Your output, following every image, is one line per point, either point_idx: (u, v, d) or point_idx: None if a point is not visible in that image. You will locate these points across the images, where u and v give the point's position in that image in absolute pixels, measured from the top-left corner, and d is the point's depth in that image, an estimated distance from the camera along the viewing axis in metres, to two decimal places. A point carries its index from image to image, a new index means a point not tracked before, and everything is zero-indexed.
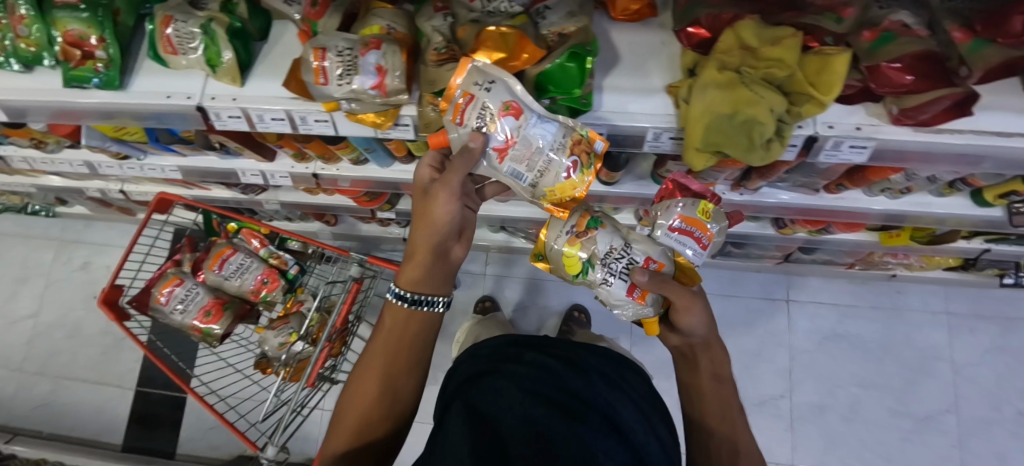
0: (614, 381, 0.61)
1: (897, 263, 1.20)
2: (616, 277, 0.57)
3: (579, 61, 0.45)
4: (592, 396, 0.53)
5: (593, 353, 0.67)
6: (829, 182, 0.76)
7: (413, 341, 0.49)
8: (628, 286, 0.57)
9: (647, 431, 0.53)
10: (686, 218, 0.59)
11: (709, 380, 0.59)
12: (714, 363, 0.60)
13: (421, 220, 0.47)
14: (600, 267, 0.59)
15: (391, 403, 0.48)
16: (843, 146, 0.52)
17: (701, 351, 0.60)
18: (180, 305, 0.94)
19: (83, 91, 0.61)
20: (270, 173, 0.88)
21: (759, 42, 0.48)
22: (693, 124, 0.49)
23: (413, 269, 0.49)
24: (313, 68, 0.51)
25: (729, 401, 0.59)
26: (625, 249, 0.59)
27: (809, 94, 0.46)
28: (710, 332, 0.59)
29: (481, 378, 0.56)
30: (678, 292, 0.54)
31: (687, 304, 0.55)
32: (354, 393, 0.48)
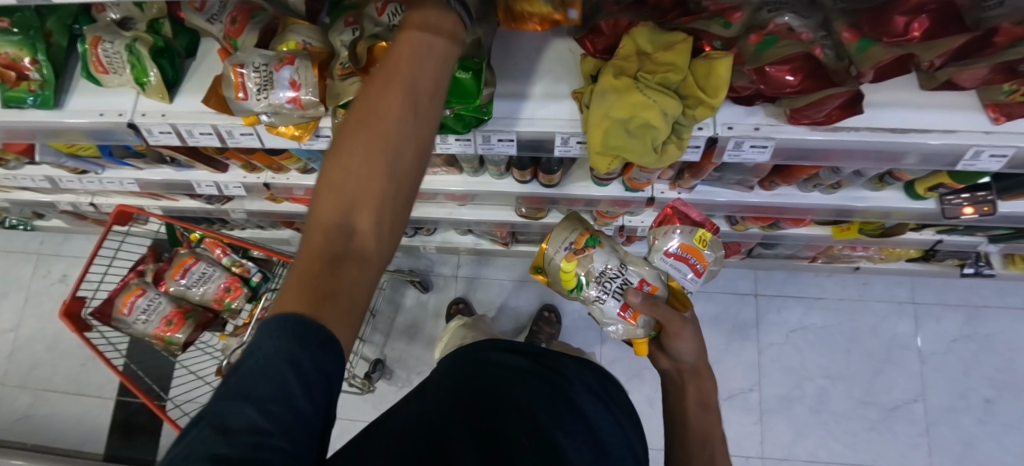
0: (600, 396, 0.62)
1: (859, 255, 1.21)
2: (609, 296, 0.64)
3: (471, 71, 0.46)
4: (574, 401, 0.57)
5: (586, 364, 0.69)
6: (762, 179, 0.78)
7: (427, 82, 0.33)
8: (621, 304, 0.65)
9: (617, 438, 0.57)
10: (685, 246, 0.64)
11: (695, 405, 0.66)
12: (700, 389, 0.67)
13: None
14: (595, 285, 0.65)
15: (399, 176, 0.32)
16: (744, 146, 0.54)
17: (690, 377, 0.67)
18: (144, 315, 0.97)
19: (21, 111, 0.63)
20: (224, 184, 0.91)
21: (652, 47, 0.50)
22: (594, 129, 0.50)
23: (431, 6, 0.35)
24: (233, 84, 0.53)
25: (712, 423, 0.65)
26: (621, 268, 0.66)
27: (699, 98, 0.48)
28: (698, 359, 0.66)
29: (473, 387, 0.55)
30: (666, 315, 0.62)
31: (677, 328, 0.62)
32: (347, 151, 0.31)
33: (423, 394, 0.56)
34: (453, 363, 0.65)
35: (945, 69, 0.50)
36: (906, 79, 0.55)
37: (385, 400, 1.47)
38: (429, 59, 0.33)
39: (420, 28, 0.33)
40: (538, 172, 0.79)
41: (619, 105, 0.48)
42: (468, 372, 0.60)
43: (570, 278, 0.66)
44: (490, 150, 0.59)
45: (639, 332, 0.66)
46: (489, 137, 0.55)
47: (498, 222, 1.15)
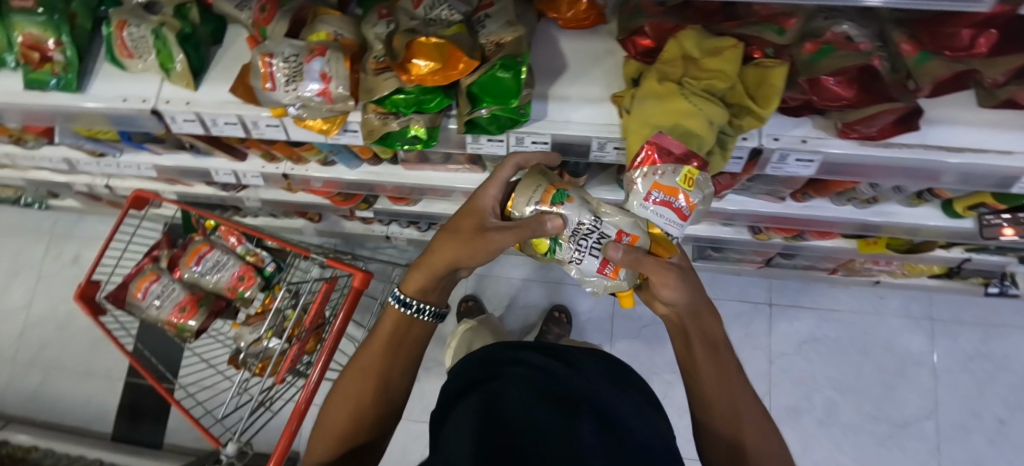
0: (615, 380, 0.58)
1: (880, 270, 1.18)
2: (585, 255, 0.46)
3: (512, 71, 0.45)
4: (585, 388, 0.50)
5: (596, 360, 0.62)
6: (794, 191, 0.75)
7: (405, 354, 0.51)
8: (600, 262, 0.46)
9: (639, 421, 0.49)
10: (669, 191, 0.45)
11: (704, 346, 0.45)
12: (704, 324, 0.47)
13: (448, 249, 0.48)
14: (566, 245, 0.47)
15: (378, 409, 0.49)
16: (788, 159, 0.52)
17: (691, 321, 0.46)
18: (158, 300, 0.96)
19: (42, 93, 0.61)
20: (242, 173, 0.89)
21: (700, 53, 0.47)
22: (634, 134, 0.48)
23: (420, 277, 0.51)
24: (262, 73, 0.52)
25: (735, 382, 0.44)
26: (592, 224, 0.46)
27: (749, 107, 0.46)
28: (699, 294, 0.45)
29: (478, 382, 0.50)
30: (652, 269, 0.42)
31: (659, 278, 0.43)
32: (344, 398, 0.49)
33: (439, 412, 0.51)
34: (464, 367, 0.62)
35: (1007, 87, 0.47)
36: (962, 95, 0.52)
37: None
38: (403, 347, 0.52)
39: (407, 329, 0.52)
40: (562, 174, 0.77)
41: (660, 111, 0.46)
42: (470, 379, 0.54)
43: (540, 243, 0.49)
44: (521, 153, 0.57)
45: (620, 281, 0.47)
46: (524, 139, 0.54)
47: None
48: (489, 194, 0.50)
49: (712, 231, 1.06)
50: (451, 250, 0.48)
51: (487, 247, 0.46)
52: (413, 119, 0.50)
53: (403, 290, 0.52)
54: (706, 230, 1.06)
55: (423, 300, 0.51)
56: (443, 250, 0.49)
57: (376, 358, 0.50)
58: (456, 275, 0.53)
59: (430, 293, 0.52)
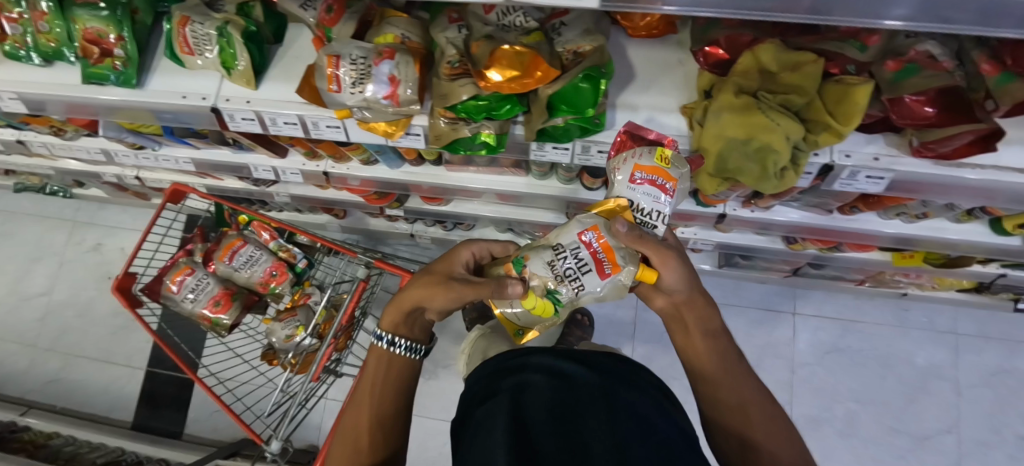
0: (627, 371, 0.55)
1: (909, 282, 1.17)
2: (577, 279, 0.43)
3: (592, 82, 0.44)
4: (603, 386, 0.47)
5: (602, 356, 0.58)
6: (843, 204, 0.74)
7: (397, 372, 0.56)
8: (601, 270, 0.42)
9: (663, 414, 0.46)
10: (646, 168, 0.45)
11: (701, 335, 0.51)
12: (701, 319, 0.51)
13: (416, 290, 0.53)
14: (561, 286, 0.44)
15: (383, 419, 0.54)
16: (859, 176, 0.51)
17: (687, 309, 0.51)
18: (192, 294, 0.97)
19: (101, 88, 0.61)
20: (281, 170, 0.89)
21: (777, 67, 0.47)
22: (707, 148, 0.48)
23: (392, 312, 0.56)
24: (327, 74, 0.52)
25: (739, 376, 0.51)
26: (562, 252, 0.44)
27: (827, 123, 0.46)
28: (695, 286, 0.49)
29: (491, 399, 0.48)
30: (651, 248, 0.43)
31: (660, 261, 0.44)
32: (349, 421, 0.54)
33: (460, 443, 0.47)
34: (474, 380, 0.60)
35: None
36: None
37: None
38: (391, 372, 0.56)
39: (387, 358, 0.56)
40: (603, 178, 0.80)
41: (733, 125, 0.46)
42: (484, 396, 0.51)
43: (539, 305, 0.45)
44: (585, 161, 0.56)
45: (631, 267, 0.43)
46: (590, 148, 0.53)
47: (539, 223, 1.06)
48: (464, 252, 0.56)
49: (744, 239, 1.05)
50: (418, 291, 0.52)
51: (446, 293, 0.49)
52: (484, 126, 0.50)
53: (381, 326, 0.57)
54: (738, 238, 1.05)
55: (395, 334, 0.56)
56: (414, 290, 0.53)
57: (372, 379, 0.56)
58: (427, 316, 0.57)
59: (401, 327, 0.56)
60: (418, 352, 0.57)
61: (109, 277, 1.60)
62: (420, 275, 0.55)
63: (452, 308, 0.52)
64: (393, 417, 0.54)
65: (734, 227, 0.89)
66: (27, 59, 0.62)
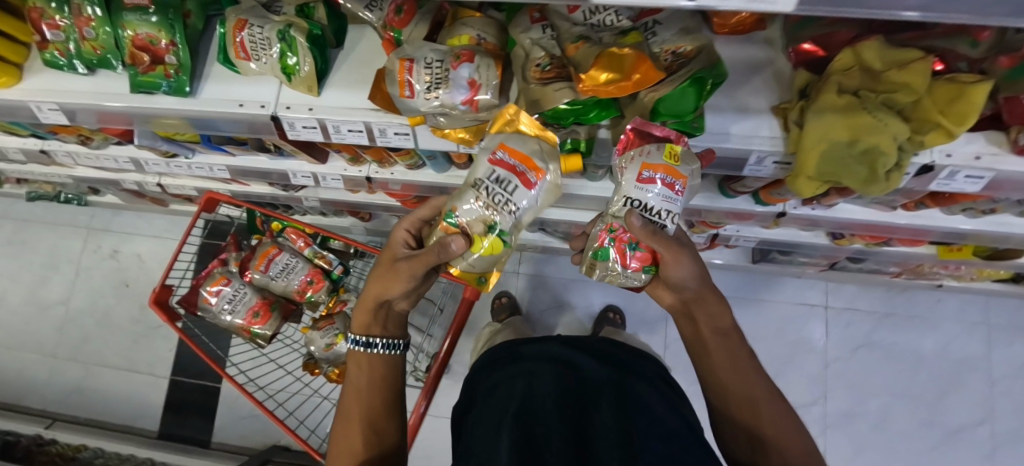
0: (635, 367, 0.55)
1: (948, 274, 1.16)
2: (510, 199, 0.43)
3: (699, 85, 0.42)
4: (610, 375, 0.50)
5: (616, 348, 0.60)
6: (909, 201, 0.72)
7: (384, 370, 0.56)
8: (524, 179, 0.44)
9: (662, 396, 0.49)
10: (655, 166, 0.43)
11: (712, 333, 0.52)
12: (711, 316, 0.52)
13: (371, 285, 0.54)
14: (501, 215, 0.44)
15: (373, 416, 0.53)
16: (958, 176, 0.50)
17: (696, 305, 0.53)
18: (230, 305, 0.95)
19: (150, 97, 0.59)
20: (322, 176, 0.86)
21: (882, 65, 0.45)
22: (805, 151, 0.46)
23: (361, 316, 0.57)
24: (399, 80, 0.48)
25: (747, 370, 0.50)
26: (483, 185, 0.44)
27: (937, 122, 0.44)
28: (703, 283, 0.51)
29: (495, 393, 0.49)
30: (666, 244, 0.42)
31: (672, 257, 0.44)
32: (342, 431, 0.53)
33: (463, 427, 0.51)
34: (480, 371, 0.61)
35: None
36: None
37: (439, 393, 1.47)
38: (374, 370, 0.56)
39: (367, 359, 0.56)
40: None
41: (840, 127, 0.43)
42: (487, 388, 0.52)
43: (488, 244, 0.45)
44: None
45: (549, 165, 0.45)
46: None
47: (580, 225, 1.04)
48: (402, 231, 0.55)
49: (788, 235, 1.03)
50: (373, 288, 0.54)
51: (396, 275, 0.50)
52: (574, 131, 0.49)
53: (354, 331, 0.58)
54: (783, 234, 1.03)
55: (369, 334, 0.56)
56: (369, 289, 0.55)
57: (359, 384, 0.55)
58: (396, 308, 0.58)
59: (373, 328, 0.57)
60: (397, 347, 0.57)
61: (127, 285, 1.57)
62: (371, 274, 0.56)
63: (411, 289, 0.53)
64: (385, 413, 0.54)
65: (787, 225, 0.87)
66: (71, 68, 0.59)
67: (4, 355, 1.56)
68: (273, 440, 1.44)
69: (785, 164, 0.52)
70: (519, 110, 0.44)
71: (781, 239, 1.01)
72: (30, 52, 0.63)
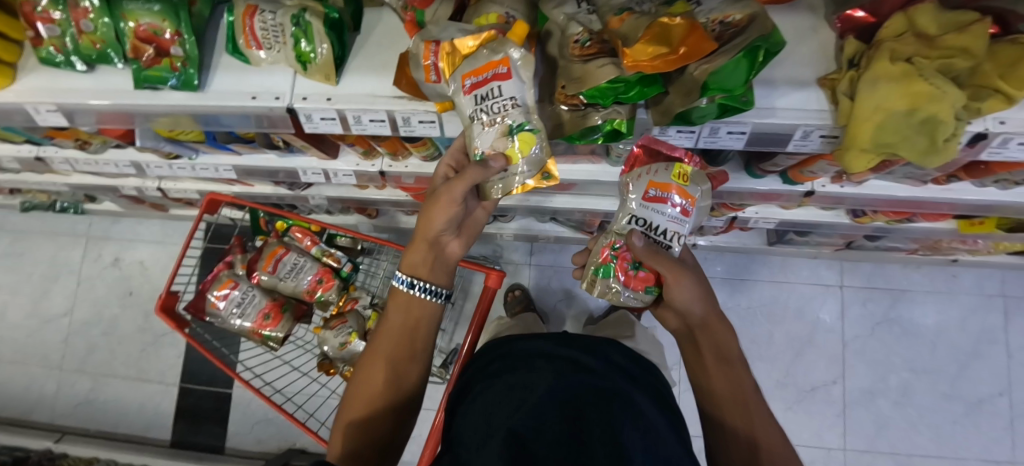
0: (640, 382, 0.50)
1: (965, 249, 1.14)
2: (508, 100, 0.44)
3: (751, 56, 0.39)
4: (614, 380, 0.45)
5: (619, 349, 0.55)
6: (942, 175, 0.70)
7: (422, 320, 0.57)
8: (498, 77, 0.43)
9: (664, 414, 0.45)
10: (658, 185, 0.56)
11: (714, 360, 0.52)
12: (715, 343, 0.53)
13: (419, 222, 0.55)
14: (512, 115, 0.45)
15: (402, 363, 0.55)
16: (1011, 143, 0.48)
17: (700, 333, 0.54)
18: (238, 309, 0.93)
19: (156, 92, 0.55)
20: (333, 172, 0.83)
21: (938, 29, 0.42)
22: (859, 123, 0.43)
23: (411, 255, 0.58)
24: (424, 65, 0.45)
25: (750, 399, 0.49)
26: (478, 112, 0.46)
27: (995, 87, 0.42)
28: (707, 308, 0.54)
29: (488, 394, 0.44)
30: (667, 265, 0.53)
31: (674, 278, 0.53)
32: (368, 368, 0.55)
33: (454, 420, 0.46)
34: (474, 371, 0.57)
35: None
36: None
37: None
38: (407, 314, 0.57)
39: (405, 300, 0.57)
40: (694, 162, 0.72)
41: (898, 95, 0.40)
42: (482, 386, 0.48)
43: (518, 143, 0.46)
44: (710, 144, 0.53)
45: (505, 49, 0.43)
46: (719, 130, 0.50)
47: (598, 213, 1.02)
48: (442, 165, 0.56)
49: (809, 215, 1.02)
50: (419, 225, 0.56)
51: (440, 202, 0.52)
52: (616, 112, 0.45)
53: (401, 270, 0.58)
54: (805, 215, 1.01)
55: (416, 276, 0.57)
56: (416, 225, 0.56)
57: (401, 324, 0.57)
58: (445, 249, 0.58)
59: (420, 269, 0.57)
60: (440, 295, 0.57)
61: (131, 293, 1.53)
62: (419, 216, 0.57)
63: (456, 218, 0.54)
64: (410, 361, 0.55)
65: (813, 204, 0.86)
66: (69, 65, 0.55)
67: (8, 370, 1.52)
68: (290, 443, 1.42)
69: (833, 137, 0.50)
70: (448, 46, 0.43)
71: (802, 219, 0.99)
72: (23, 50, 0.59)
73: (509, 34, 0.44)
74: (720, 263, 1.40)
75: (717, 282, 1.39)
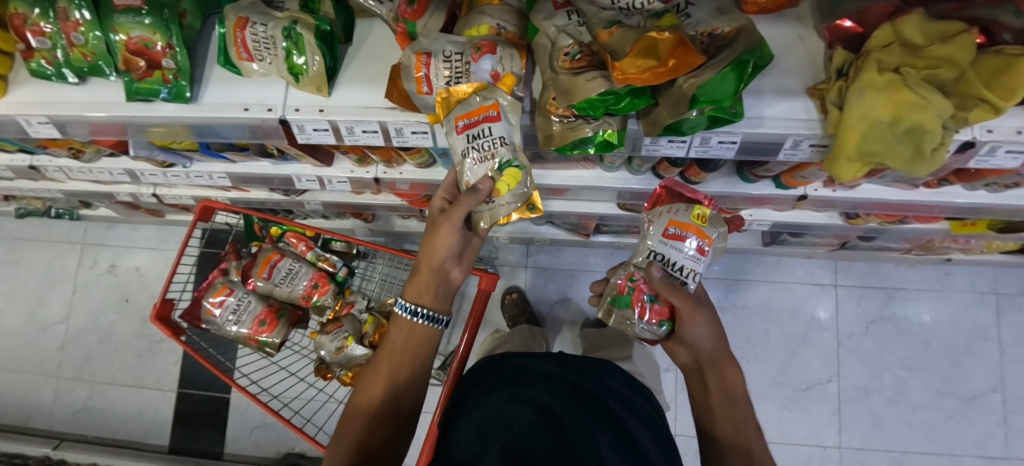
0: (634, 407, 0.50)
1: (957, 248, 1.15)
2: (495, 140, 0.48)
3: (740, 69, 0.40)
4: (609, 404, 0.46)
5: (614, 373, 0.55)
6: (932, 178, 0.71)
7: (422, 338, 0.58)
8: (488, 119, 0.47)
9: (656, 440, 0.46)
10: (678, 224, 0.60)
11: (720, 397, 0.54)
12: (722, 380, 0.56)
13: (423, 250, 0.57)
14: (499, 152, 0.49)
15: (403, 377, 0.56)
16: (999, 151, 0.48)
17: (708, 368, 0.57)
18: (234, 316, 0.93)
19: (149, 105, 0.55)
20: (328, 179, 0.83)
21: (923, 39, 0.43)
22: (847, 133, 0.44)
23: (416, 283, 0.58)
24: (415, 77, 0.46)
25: (751, 437, 0.51)
26: (469, 149, 0.49)
27: (981, 98, 0.42)
28: (717, 345, 0.58)
29: (484, 410, 0.45)
30: (681, 298, 0.57)
31: (689, 311, 0.57)
32: (370, 383, 0.56)
33: (448, 433, 0.46)
34: (470, 386, 0.57)
35: None
36: None
37: None
38: (407, 333, 0.58)
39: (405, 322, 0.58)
40: (688, 168, 0.72)
41: (882, 105, 0.41)
42: (477, 401, 0.49)
43: (508, 176, 0.50)
44: (702, 153, 0.53)
45: (496, 97, 0.47)
46: (710, 139, 0.50)
47: (593, 217, 1.02)
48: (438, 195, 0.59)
49: (803, 217, 1.02)
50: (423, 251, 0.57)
51: (442, 228, 0.54)
52: (606, 123, 0.46)
53: (406, 297, 0.58)
54: (799, 217, 1.02)
55: (419, 303, 0.57)
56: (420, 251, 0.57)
57: (403, 339, 0.58)
58: (449, 276, 0.59)
59: (425, 297, 0.57)
60: (439, 322, 0.58)
61: (128, 299, 1.53)
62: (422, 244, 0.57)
63: (457, 242, 0.56)
64: (410, 376, 0.57)
65: (806, 207, 0.86)
66: (61, 77, 0.55)
67: (6, 377, 1.52)
68: (290, 447, 1.43)
69: (823, 146, 0.50)
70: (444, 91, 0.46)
71: (795, 219, 1.00)
72: (14, 62, 0.59)
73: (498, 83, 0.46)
74: (716, 263, 1.40)
75: (713, 282, 1.40)
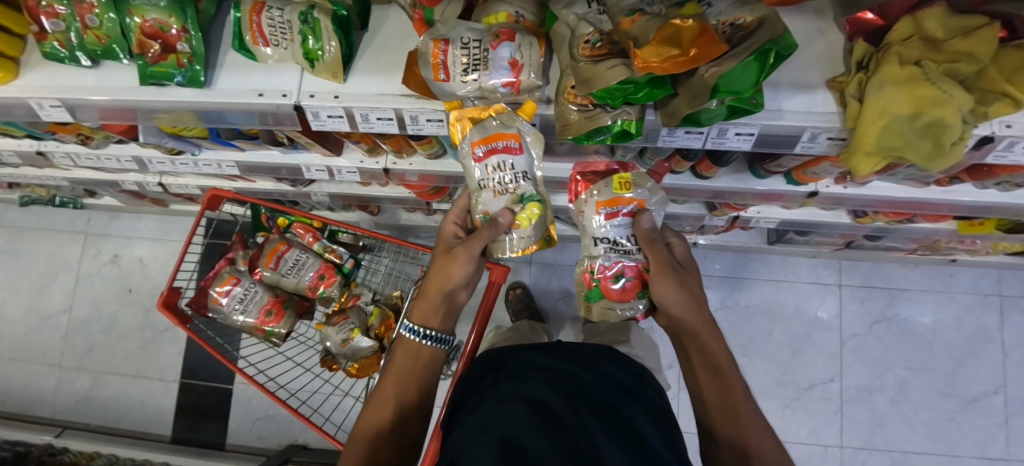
0: (636, 395, 0.50)
1: (963, 249, 1.15)
2: (516, 174, 0.52)
3: (762, 59, 0.39)
4: (608, 395, 0.46)
5: (614, 361, 0.55)
6: (944, 176, 0.71)
7: (428, 363, 0.58)
8: (508, 149, 0.50)
9: (657, 426, 0.45)
10: (606, 203, 0.61)
11: (704, 370, 0.55)
12: (702, 351, 0.56)
13: (433, 272, 0.57)
14: (518, 183, 0.52)
15: (407, 404, 0.56)
16: (1017, 147, 0.48)
17: (686, 338, 0.57)
18: (240, 305, 0.93)
19: (162, 89, 0.55)
20: (337, 169, 0.83)
21: (944, 32, 0.42)
22: (866, 126, 0.44)
23: (423, 305, 0.58)
24: (432, 63, 0.45)
25: (744, 413, 0.51)
26: (489, 180, 0.52)
27: (1001, 91, 0.42)
28: (692, 310, 0.57)
29: (484, 404, 0.45)
30: (655, 254, 0.58)
31: (658, 270, 0.57)
32: (373, 410, 0.56)
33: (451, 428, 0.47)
34: (472, 381, 0.57)
35: None
36: None
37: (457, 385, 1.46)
38: (414, 360, 0.58)
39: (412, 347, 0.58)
40: (699, 163, 0.72)
41: (903, 99, 0.40)
42: (479, 395, 0.48)
43: (528, 211, 0.53)
44: (717, 144, 0.53)
45: (517, 126, 0.51)
46: (727, 131, 0.50)
47: None
48: (450, 223, 0.59)
49: (811, 215, 1.02)
50: (434, 275, 0.57)
51: (457, 258, 0.54)
52: (625, 112, 0.45)
53: (412, 319, 0.59)
54: (806, 215, 1.02)
55: (427, 326, 0.58)
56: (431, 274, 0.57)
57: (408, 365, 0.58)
58: (456, 301, 0.59)
59: (432, 320, 0.58)
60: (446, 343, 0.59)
61: (130, 290, 1.53)
62: (433, 266, 0.58)
63: (472, 271, 0.57)
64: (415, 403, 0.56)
65: (815, 205, 0.86)
66: (74, 60, 0.55)
67: (8, 366, 1.52)
68: (291, 439, 1.43)
69: (840, 140, 0.50)
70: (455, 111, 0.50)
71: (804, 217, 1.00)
72: (26, 45, 0.59)
73: (519, 110, 0.50)
74: (720, 261, 1.40)
75: (716, 280, 1.40)
